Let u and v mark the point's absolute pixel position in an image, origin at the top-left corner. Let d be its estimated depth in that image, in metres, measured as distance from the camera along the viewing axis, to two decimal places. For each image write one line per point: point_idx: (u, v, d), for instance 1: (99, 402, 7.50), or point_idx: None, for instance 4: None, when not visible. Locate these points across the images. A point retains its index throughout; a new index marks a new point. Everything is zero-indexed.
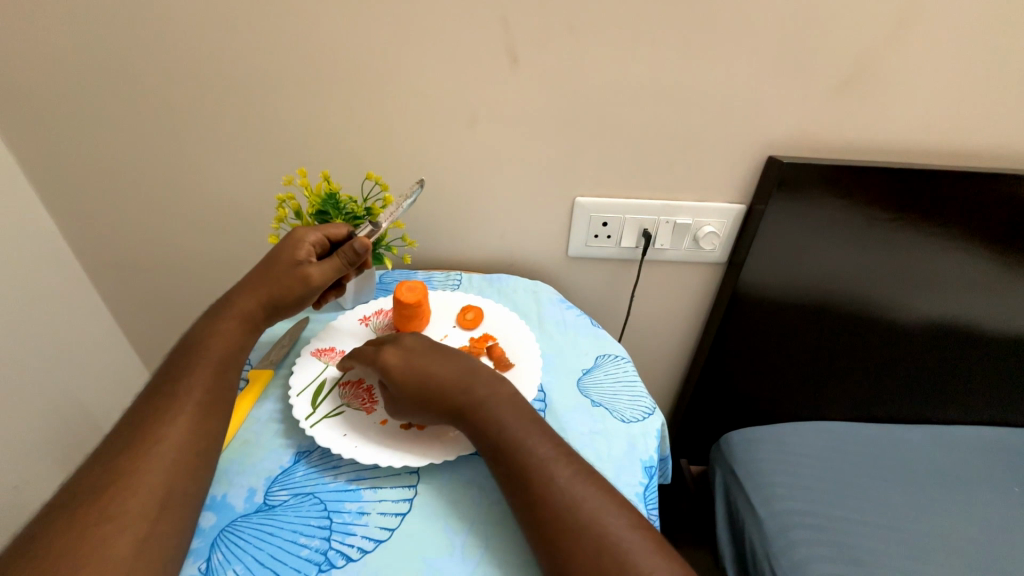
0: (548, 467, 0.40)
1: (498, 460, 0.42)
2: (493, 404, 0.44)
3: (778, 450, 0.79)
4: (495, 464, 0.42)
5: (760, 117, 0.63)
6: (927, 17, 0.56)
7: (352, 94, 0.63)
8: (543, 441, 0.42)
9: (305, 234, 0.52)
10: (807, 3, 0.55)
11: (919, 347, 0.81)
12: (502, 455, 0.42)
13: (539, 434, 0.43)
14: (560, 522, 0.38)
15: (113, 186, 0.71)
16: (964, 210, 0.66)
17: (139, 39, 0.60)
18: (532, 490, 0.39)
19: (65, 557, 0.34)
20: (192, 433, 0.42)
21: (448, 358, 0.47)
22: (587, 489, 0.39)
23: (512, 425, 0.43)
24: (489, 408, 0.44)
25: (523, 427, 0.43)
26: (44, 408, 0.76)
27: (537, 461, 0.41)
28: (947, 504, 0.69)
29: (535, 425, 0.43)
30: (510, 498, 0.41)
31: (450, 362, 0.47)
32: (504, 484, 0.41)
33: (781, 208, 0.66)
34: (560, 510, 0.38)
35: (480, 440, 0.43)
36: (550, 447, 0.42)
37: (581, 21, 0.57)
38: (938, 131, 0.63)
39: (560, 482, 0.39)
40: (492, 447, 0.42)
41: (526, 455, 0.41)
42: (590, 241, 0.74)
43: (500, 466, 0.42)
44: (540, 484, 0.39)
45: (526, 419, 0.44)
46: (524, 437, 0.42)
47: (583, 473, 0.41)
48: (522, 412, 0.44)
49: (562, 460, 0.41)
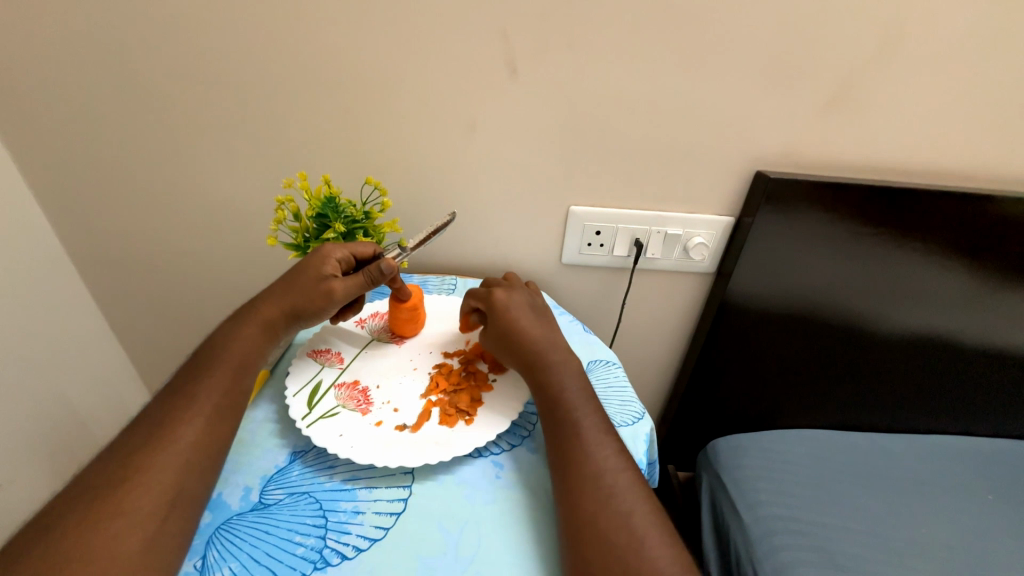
0: (594, 435, 0.45)
1: (553, 415, 0.47)
2: (564, 371, 0.50)
3: (763, 457, 0.81)
4: (549, 419, 0.47)
5: (749, 133, 0.66)
6: (905, 44, 0.59)
7: (354, 100, 0.64)
8: (593, 411, 0.48)
9: (333, 250, 0.53)
10: (794, 27, 0.58)
11: (898, 358, 0.83)
12: (558, 415, 0.47)
13: (591, 407, 0.48)
14: (592, 481, 0.42)
15: (110, 185, 0.71)
16: (940, 227, 0.69)
17: (143, 40, 0.60)
18: (578, 447, 0.44)
19: (77, 553, 0.34)
20: (203, 432, 0.43)
21: (545, 325, 0.55)
22: (620, 465, 0.44)
23: (575, 392, 0.49)
24: (558, 373, 0.50)
25: (581, 397, 0.48)
26: (32, 406, 0.74)
27: (586, 427, 0.46)
28: (924, 511, 0.71)
29: (591, 398, 0.49)
30: (550, 451, 0.46)
31: (543, 328, 0.54)
32: (551, 436, 0.46)
33: (769, 220, 0.69)
34: (596, 472, 0.42)
35: (542, 396, 0.49)
36: (598, 419, 0.47)
37: (580, 36, 0.60)
38: (915, 153, 0.66)
39: (601, 451, 0.44)
40: (553, 405, 0.48)
41: (579, 419, 0.46)
42: (584, 249, 0.76)
43: (553, 422, 0.47)
44: (583, 446, 0.44)
45: (585, 391, 0.49)
46: (582, 405, 0.48)
47: (620, 452, 0.45)
48: (585, 384, 0.50)
49: (607, 435, 0.46)
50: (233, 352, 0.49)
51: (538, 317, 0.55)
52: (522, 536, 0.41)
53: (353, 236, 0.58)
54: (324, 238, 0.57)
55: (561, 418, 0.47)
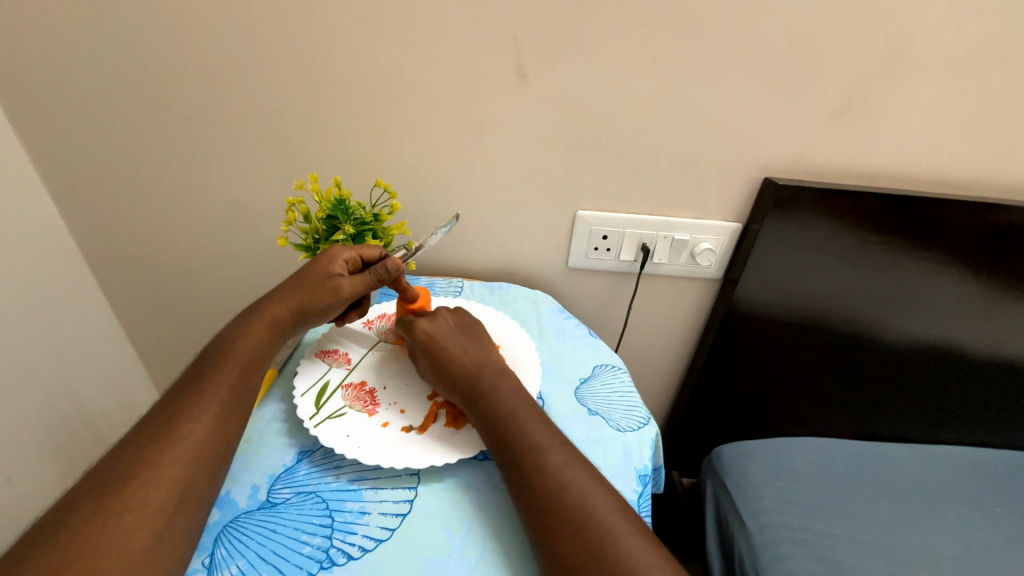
0: (542, 451, 0.43)
1: (497, 441, 0.45)
2: (501, 390, 0.47)
3: (768, 464, 0.81)
4: (494, 444, 0.45)
5: (758, 139, 0.66)
6: (916, 53, 0.59)
7: (365, 103, 0.65)
8: (538, 424, 0.45)
9: (340, 251, 0.54)
10: (802, 36, 0.58)
11: (906, 367, 0.83)
12: (503, 439, 0.44)
13: (538, 421, 0.46)
14: (551, 502, 0.40)
15: (125, 185, 0.72)
16: (948, 236, 0.69)
17: (160, 44, 0.61)
18: (530, 470, 0.42)
19: (89, 546, 0.35)
20: (213, 430, 0.43)
21: (474, 344, 0.52)
22: (578, 475, 0.42)
23: (515, 410, 0.46)
24: (495, 392, 0.47)
25: (523, 413, 0.46)
26: (41, 401, 0.75)
27: (533, 445, 0.43)
28: (932, 523, 0.70)
29: (535, 411, 0.47)
30: (505, 479, 0.43)
31: (472, 346, 0.51)
32: (502, 464, 0.44)
33: (777, 226, 0.69)
34: (554, 491, 0.41)
35: (483, 422, 0.46)
36: (545, 431, 0.45)
37: (590, 43, 0.60)
38: (925, 161, 0.66)
39: (556, 466, 0.42)
40: (495, 428, 0.45)
41: (525, 440, 0.44)
42: (590, 253, 0.76)
43: (499, 448, 0.44)
44: (535, 465, 0.42)
45: (528, 405, 0.47)
46: (525, 423, 0.45)
47: (577, 461, 0.43)
48: (525, 399, 0.48)
49: (558, 446, 0.44)
50: (242, 352, 0.49)
51: (465, 335, 0.53)
52: (526, 541, 0.41)
53: (362, 238, 0.59)
54: (333, 239, 0.57)
55: (504, 443, 0.44)
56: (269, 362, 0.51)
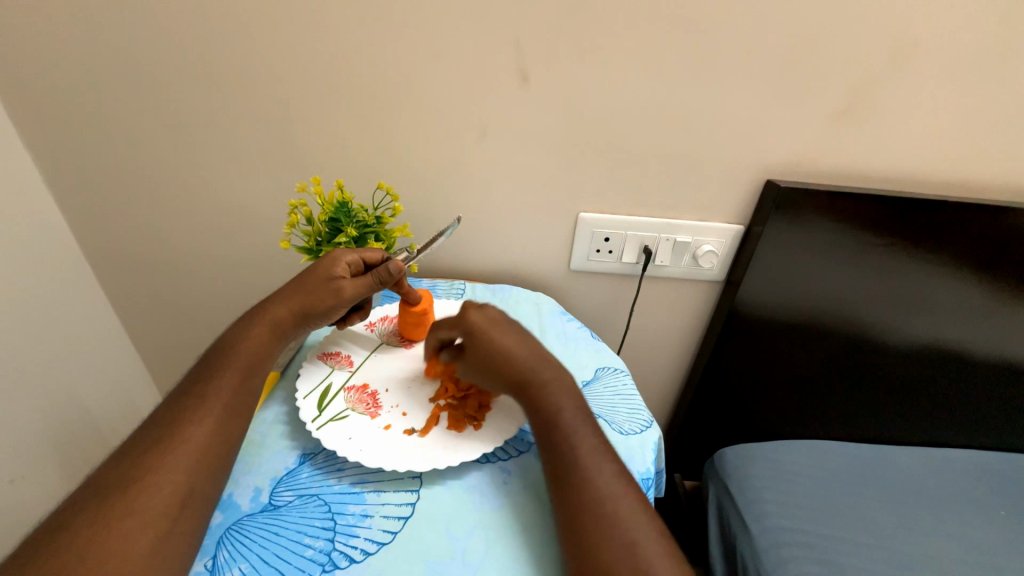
0: (593, 458, 0.43)
1: (546, 441, 0.45)
2: (555, 391, 0.48)
3: (771, 467, 0.81)
4: (542, 441, 0.45)
5: (759, 142, 0.66)
6: (917, 56, 0.59)
7: (368, 106, 0.65)
8: (589, 431, 0.46)
9: (343, 254, 0.54)
10: (803, 38, 0.59)
11: (909, 369, 0.82)
12: (553, 439, 0.45)
13: (590, 429, 0.46)
14: (596, 510, 0.40)
15: (128, 188, 0.72)
16: (951, 239, 0.69)
17: (164, 48, 0.62)
18: (579, 474, 0.42)
19: (91, 550, 0.35)
20: (215, 433, 0.43)
21: (529, 341, 0.51)
22: (622, 488, 0.42)
23: (568, 413, 0.46)
24: (552, 395, 0.47)
25: (575, 418, 0.46)
26: (43, 403, 0.75)
27: (584, 451, 0.44)
28: (935, 527, 0.70)
29: (586, 417, 0.47)
30: (550, 478, 0.43)
31: (525, 344, 0.51)
32: (548, 463, 0.44)
33: (779, 229, 0.69)
34: (601, 500, 0.41)
35: (533, 423, 0.46)
36: (594, 440, 0.45)
37: (591, 46, 0.60)
38: (927, 163, 0.66)
39: (603, 474, 0.43)
40: (549, 429, 0.45)
41: (577, 444, 0.44)
42: (592, 256, 0.76)
43: (547, 446, 0.45)
44: (581, 469, 0.43)
45: (578, 411, 0.47)
46: (576, 428, 0.45)
47: (621, 473, 0.44)
48: (580, 404, 0.48)
49: (606, 456, 0.44)
50: (245, 354, 0.49)
51: (520, 332, 0.52)
52: (529, 544, 0.41)
53: (364, 240, 0.59)
54: (336, 242, 0.57)
55: (557, 444, 0.44)
56: (271, 364, 0.51)
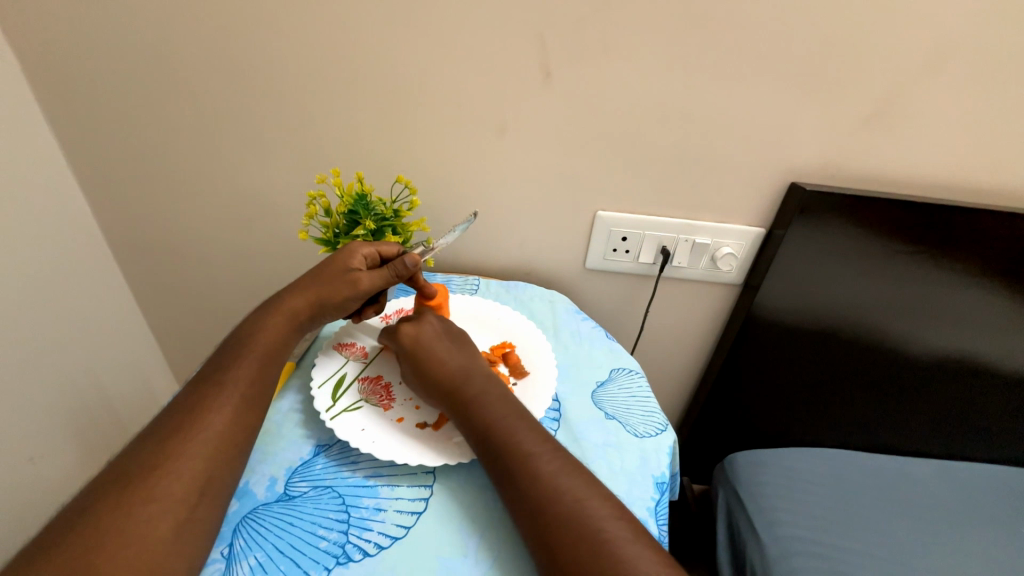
0: (534, 458, 0.42)
1: (485, 450, 0.43)
2: (486, 396, 0.46)
3: (782, 474, 0.79)
4: (483, 451, 0.44)
5: (786, 143, 0.64)
6: (956, 58, 0.57)
7: (388, 99, 0.65)
8: (527, 431, 0.44)
9: (360, 247, 0.54)
10: (837, 37, 0.57)
11: (930, 379, 0.80)
12: (492, 446, 0.43)
13: (529, 429, 0.44)
14: (549, 509, 0.39)
15: (149, 175, 0.73)
16: (982, 248, 0.66)
17: (187, 36, 0.62)
18: (522, 479, 0.41)
19: (113, 534, 0.35)
20: (233, 422, 0.43)
21: (456, 348, 0.50)
22: (574, 480, 0.41)
23: (502, 417, 0.45)
24: (483, 402, 0.46)
25: (511, 419, 0.45)
26: (65, 385, 0.77)
27: (524, 453, 0.42)
28: (953, 542, 0.68)
29: (523, 417, 0.45)
30: (499, 488, 0.42)
31: (452, 352, 0.50)
32: (492, 473, 0.43)
33: (802, 233, 0.67)
34: (550, 500, 0.39)
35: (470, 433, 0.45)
36: (535, 438, 0.44)
37: (617, 42, 0.59)
38: (960, 169, 0.64)
39: (549, 473, 0.41)
40: (485, 438, 0.44)
41: (516, 446, 0.43)
42: (609, 255, 0.75)
43: (489, 456, 0.43)
44: (527, 471, 0.41)
45: (514, 412, 0.45)
46: (513, 429, 0.44)
47: (570, 466, 0.42)
48: (515, 406, 0.46)
49: (551, 453, 0.43)
50: (263, 344, 0.49)
51: (447, 339, 0.51)
52: None
53: (381, 233, 0.59)
54: (354, 234, 0.57)
55: (495, 451, 0.43)
56: (288, 355, 0.52)
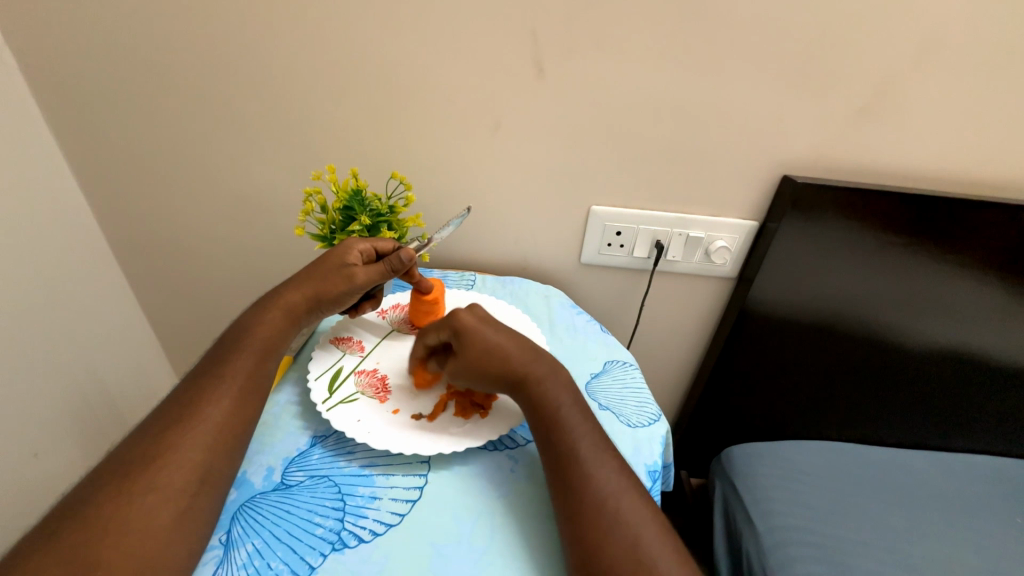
0: (590, 456, 0.43)
1: (546, 438, 0.45)
2: (549, 386, 0.47)
3: (778, 466, 0.80)
4: (542, 435, 0.45)
5: (777, 137, 0.65)
6: (945, 49, 0.57)
7: (383, 96, 0.66)
8: (585, 426, 0.45)
9: (355, 243, 0.55)
10: (826, 30, 0.57)
11: (925, 372, 0.81)
12: (551, 435, 0.44)
13: (587, 425, 0.45)
14: (597, 504, 0.40)
15: (147, 173, 0.74)
16: (974, 240, 0.67)
17: (183, 36, 0.63)
18: (573, 464, 0.42)
19: (114, 523, 0.36)
20: (232, 413, 0.44)
21: (518, 339, 0.50)
22: (624, 486, 0.42)
23: (567, 411, 0.46)
24: (547, 392, 0.46)
25: (573, 415, 0.46)
26: (65, 382, 0.78)
27: (584, 450, 0.43)
28: (947, 532, 0.68)
29: (584, 411, 0.47)
30: (549, 472, 0.43)
31: (515, 343, 0.49)
32: (546, 457, 0.44)
33: (794, 226, 0.68)
34: (601, 496, 0.41)
35: (532, 417, 0.46)
36: (594, 439, 0.45)
37: (608, 37, 0.60)
38: (951, 162, 0.64)
39: (602, 472, 0.42)
40: (544, 422, 0.45)
41: (575, 440, 0.44)
42: (603, 249, 0.76)
43: (547, 441, 0.44)
44: (582, 466, 0.42)
45: (577, 408, 0.46)
46: (576, 425, 0.45)
47: (623, 469, 0.43)
48: (577, 396, 0.48)
49: (605, 452, 0.44)
50: (260, 339, 0.50)
51: (506, 333, 0.50)
52: (533, 533, 0.42)
53: (377, 229, 0.59)
54: (350, 230, 0.58)
55: (558, 444, 0.44)
56: (285, 348, 0.52)
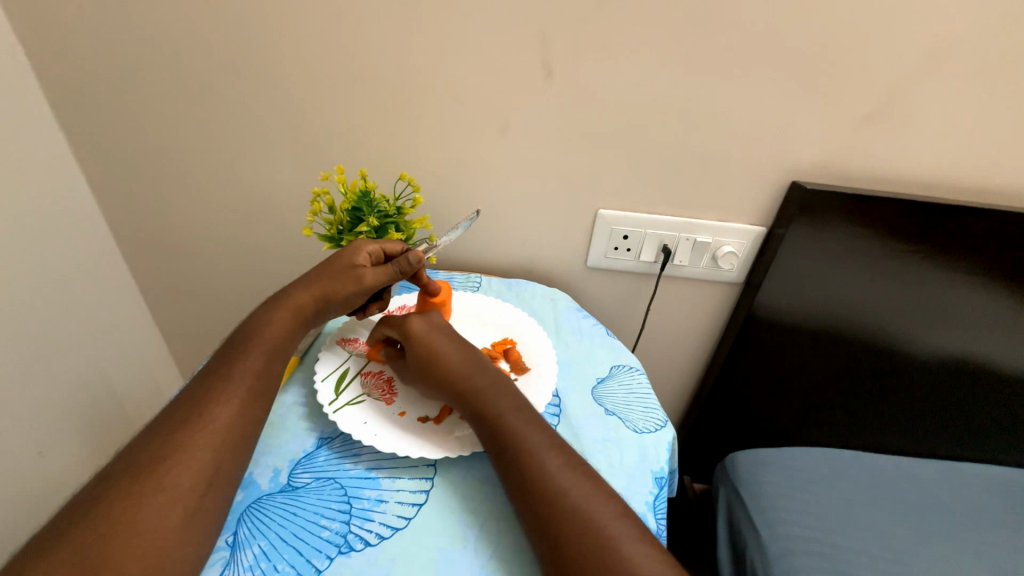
0: (538, 455, 0.42)
1: (492, 444, 0.44)
2: (488, 390, 0.47)
3: (782, 473, 0.79)
4: (489, 443, 0.44)
5: (787, 143, 0.64)
6: (957, 57, 0.57)
7: (391, 97, 0.66)
8: (537, 433, 0.44)
9: (365, 244, 0.54)
10: (838, 37, 0.57)
11: (932, 380, 0.80)
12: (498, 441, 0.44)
13: (532, 424, 0.44)
14: (549, 505, 0.39)
15: (155, 172, 0.74)
16: (984, 248, 0.66)
17: (193, 35, 0.63)
18: (521, 468, 0.42)
19: (122, 523, 0.36)
20: (239, 414, 0.44)
21: (456, 344, 0.50)
22: (576, 479, 0.41)
23: (507, 414, 0.45)
24: (488, 397, 0.46)
25: (516, 416, 0.45)
26: (71, 379, 0.78)
27: (530, 450, 0.42)
28: (953, 542, 0.68)
29: (527, 411, 0.46)
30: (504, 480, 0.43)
31: (454, 348, 0.49)
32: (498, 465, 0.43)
33: (802, 233, 0.67)
34: (554, 494, 0.40)
35: (478, 426, 0.45)
36: (542, 437, 0.44)
37: (618, 41, 0.59)
38: (962, 169, 0.64)
39: (554, 470, 0.41)
40: (488, 428, 0.45)
41: (521, 442, 0.43)
42: (610, 253, 0.76)
43: (495, 448, 0.44)
44: (530, 467, 0.41)
45: (519, 409, 0.45)
46: (521, 426, 0.44)
47: (573, 464, 0.42)
48: (519, 397, 0.47)
49: (553, 448, 0.43)
50: (267, 339, 0.50)
51: (445, 337, 0.50)
52: None
53: (385, 230, 0.59)
54: (357, 231, 0.57)
55: (502, 448, 0.43)
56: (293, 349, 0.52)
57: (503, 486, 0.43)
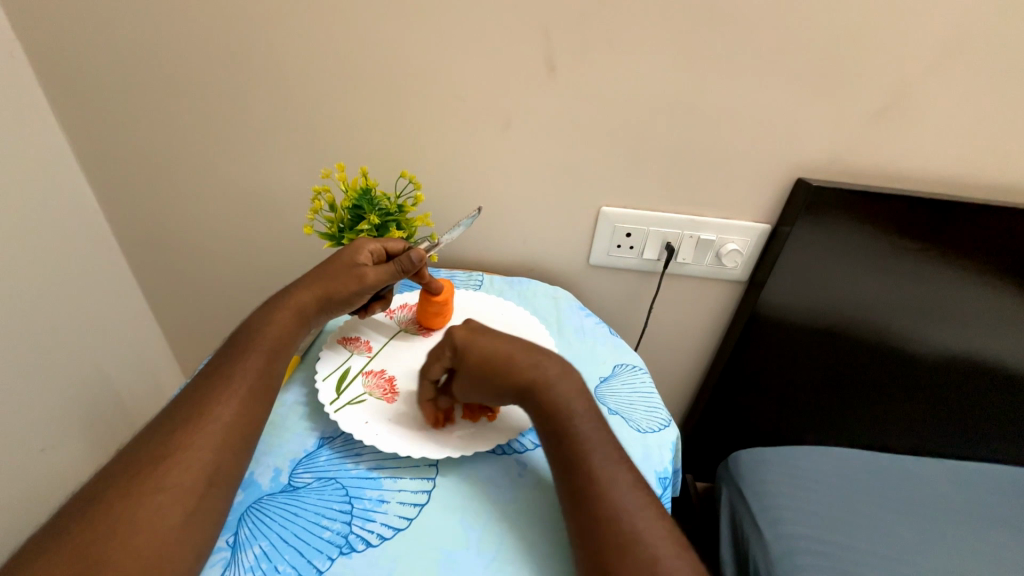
0: (609, 469, 0.41)
1: (559, 448, 0.42)
2: (561, 395, 0.44)
3: (786, 472, 0.79)
4: (556, 446, 0.43)
5: (793, 139, 0.64)
6: (966, 52, 0.56)
7: (392, 94, 0.65)
8: (608, 443, 0.43)
9: (366, 242, 0.54)
10: (845, 31, 0.56)
11: (937, 378, 0.80)
12: (569, 446, 0.42)
13: (604, 436, 0.43)
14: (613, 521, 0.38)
15: (155, 169, 0.73)
16: (991, 246, 0.66)
17: (192, 32, 0.62)
18: (588, 478, 0.40)
19: (122, 523, 0.36)
20: (241, 413, 0.44)
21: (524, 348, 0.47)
22: (640, 500, 0.40)
23: (583, 421, 0.43)
24: (561, 402, 0.44)
25: (588, 426, 0.43)
26: (72, 376, 0.78)
27: (602, 464, 0.41)
28: (958, 541, 0.67)
29: (600, 419, 0.44)
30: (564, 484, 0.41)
31: (523, 349, 0.46)
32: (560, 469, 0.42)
33: (807, 230, 0.67)
34: (619, 511, 0.39)
35: (545, 428, 0.44)
36: (613, 451, 0.42)
37: (621, 37, 0.59)
38: (969, 166, 0.63)
39: (621, 487, 0.40)
40: (557, 431, 0.43)
41: (592, 452, 0.42)
42: (612, 251, 0.75)
43: (561, 453, 0.42)
44: (601, 481, 0.40)
45: (593, 419, 0.44)
46: (593, 436, 0.42)
47: (638, 482, 0.42)
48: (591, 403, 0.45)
49: (620, 463, 0.42)
50: (267, 338, 0.50)
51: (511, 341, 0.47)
52: (542, 540, 0.41)
53: (386, 229, 0.58)
54: (358, 229, 0.57)
55: (570, 455, 0.42)
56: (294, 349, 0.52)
57: (561, 490, 0.42)
